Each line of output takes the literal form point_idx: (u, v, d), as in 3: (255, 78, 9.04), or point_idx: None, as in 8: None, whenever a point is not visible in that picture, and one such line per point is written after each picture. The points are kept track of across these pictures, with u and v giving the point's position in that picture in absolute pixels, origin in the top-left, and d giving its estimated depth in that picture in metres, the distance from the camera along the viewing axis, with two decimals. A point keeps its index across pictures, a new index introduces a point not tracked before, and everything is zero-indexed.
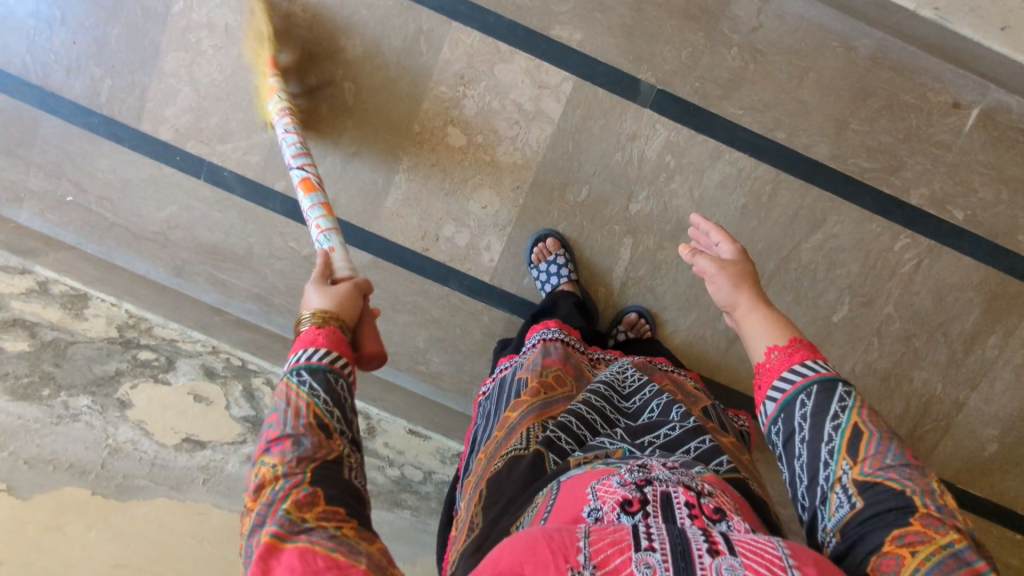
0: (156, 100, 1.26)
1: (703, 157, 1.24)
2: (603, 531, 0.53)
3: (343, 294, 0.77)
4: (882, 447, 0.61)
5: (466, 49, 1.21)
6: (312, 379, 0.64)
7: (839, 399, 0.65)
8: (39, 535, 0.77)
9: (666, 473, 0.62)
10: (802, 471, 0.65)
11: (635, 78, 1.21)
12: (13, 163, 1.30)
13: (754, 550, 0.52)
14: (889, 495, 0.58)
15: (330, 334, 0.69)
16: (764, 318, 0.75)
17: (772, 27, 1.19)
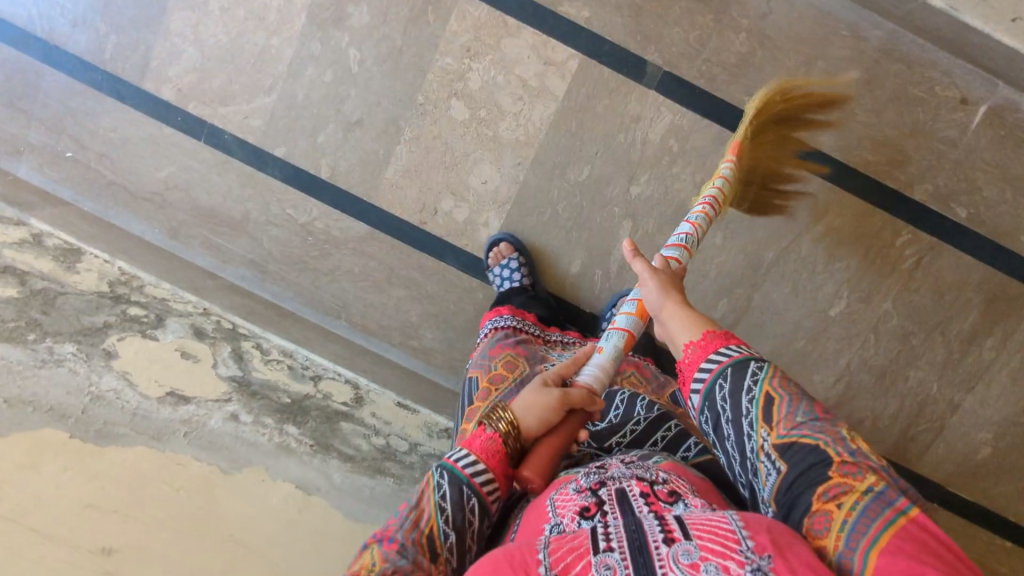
0: (160, 59, 1.26)
1: (706, 142, 1.23)
2: (563, 542, 0.59)
3: (539, 404, 0.72)
4: (792, 407, 0.63)
5: (474, 22, 1.21)
6: (449, 489, 0.68)
7: (752, 373, 0.65)
8: (15, 471, 0.80)
9: (621, 471, 0.68)
10: (734, 451, 0.65)
11: (641, 58, 1.20)
12: (14, 116, 1.30)
13: (709, 528, 0.56)
14: (807, 452, 0.60)
15: (488, 440, 0.70)
16: (683, 315, 0.75)
17: (782, 13, 1.18)
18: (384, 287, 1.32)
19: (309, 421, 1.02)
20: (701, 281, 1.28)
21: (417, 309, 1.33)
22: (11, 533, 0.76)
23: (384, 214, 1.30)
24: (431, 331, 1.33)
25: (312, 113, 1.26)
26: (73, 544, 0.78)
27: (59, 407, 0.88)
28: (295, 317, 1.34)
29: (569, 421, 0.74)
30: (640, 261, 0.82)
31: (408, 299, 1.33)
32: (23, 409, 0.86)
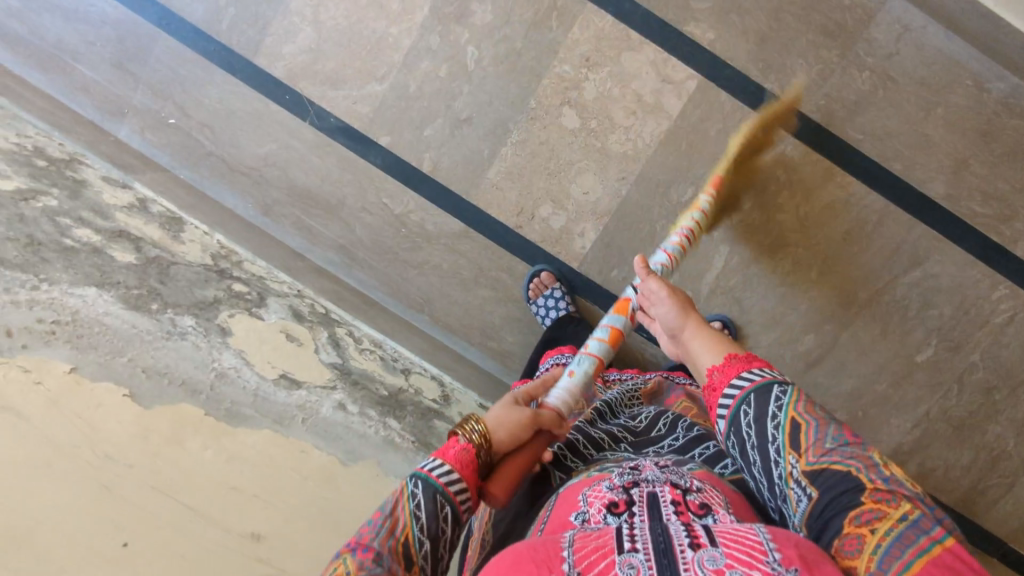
0: (275, 36, 1.25)
1: (815, 176, 1.22)
2: (587, 539, 0.56)
3: (514, 420, 0.72)
4: (821, 433, 0.62)
5: (597, 32, 1.20)
6: (424, 494, 0.64)
7: (775, 399, 0.64)
8: (162, 445, 0.76)
9: (655, 474, 0.66)
10: (761, 476, 0.64)
11: (761, 87, 1.19)
12: (122, 77, 1.30)
13: (735, 538, 0.54)
14: (841, 478, 0.58)
15: (461, 450, 0.67)
16: (708, 336, 0.77)
17: (909, 55, 1.16)
18: (471, 286, 1.32)
19: (407, 418, 1.02)
20: (790, 313, 1.28)
21: (500, 311, 1.32)
22: (168, 510, 0.73)
23: (481, 214, 1.29)
24: (512, 334, 1.33)
25: (422, 105, 1.25)
26: (225, 527, 0.75)
27: (188, 381, 0.84)
28: (378, 307, 1.33)
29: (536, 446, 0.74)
30: (655, 279, 0.86)
31: (493, 301, 1.32)
32: (160, 382, 0.81)
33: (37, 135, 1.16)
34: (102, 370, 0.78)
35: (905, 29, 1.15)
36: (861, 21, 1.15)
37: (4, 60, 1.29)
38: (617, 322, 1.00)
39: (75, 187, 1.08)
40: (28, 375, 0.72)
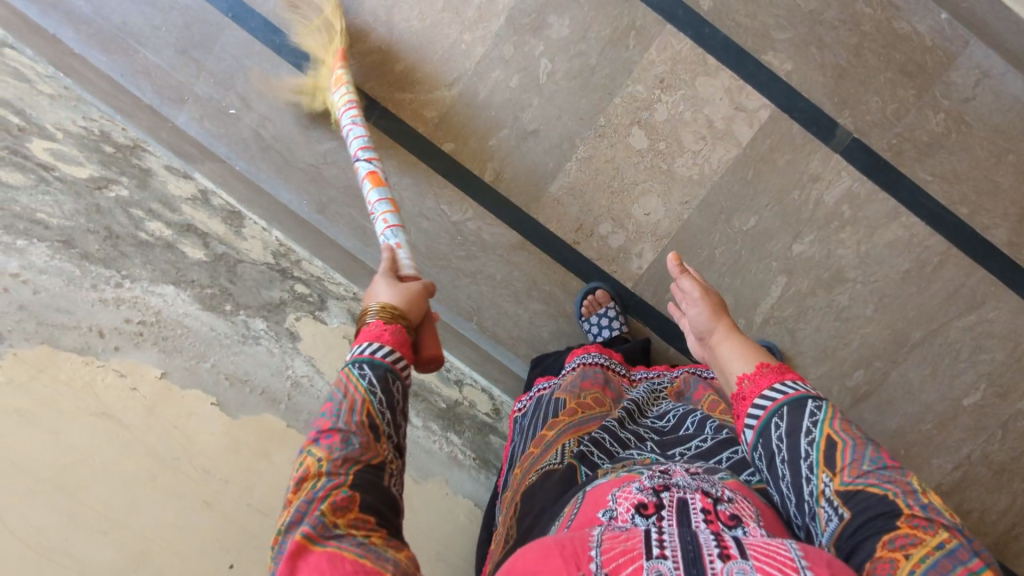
0: (347, 34, 1.24)
1: (879, 214, 1.22)
2: (615, 539, 0.52)
3: (414, 291, 0.71)
4: (857, 453, 0.58)
5: (674, 54, 1.19)
6: (373, 375, 0.60)
7: (810, 414, 0.61)
8: (252, 458, 0.75)
9: (686, 480, 0.61)
10: (789, 492, 0.61)
11: (833, 121, 1.19)
12: (186, 64, 1.28)
13: (766, 552, 0.49)
14: (876, 501, 0.54)
15: (392, 332, 0.64)
16: (736, 344, 0.74)
17: (985, 101, 1.15)
18: (523, 299, 1.30)
19: (466, 432, 1.03)
20: (843, 348, 1.27)
21: (550, 327, 1.30)
22: (267, 527, 0.71)
23: (539, 227, 1.28)
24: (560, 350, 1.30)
25: (490, 115, 1.24)
26: None
27: (267, 390, 0.83)
28: None
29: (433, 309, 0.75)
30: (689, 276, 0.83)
31: (543, 315, 1.30)
32: (242, 390, 0.81)
33: (100, 119, 1.14)
34: (188, 376, 0.77)
35: (985, 74, 1.14)
36: (940, 63, 1.15)
37: (66, 38, 1.27)
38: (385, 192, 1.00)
39: (141, 176, 1.06)
40: (124, 379, 0.72)
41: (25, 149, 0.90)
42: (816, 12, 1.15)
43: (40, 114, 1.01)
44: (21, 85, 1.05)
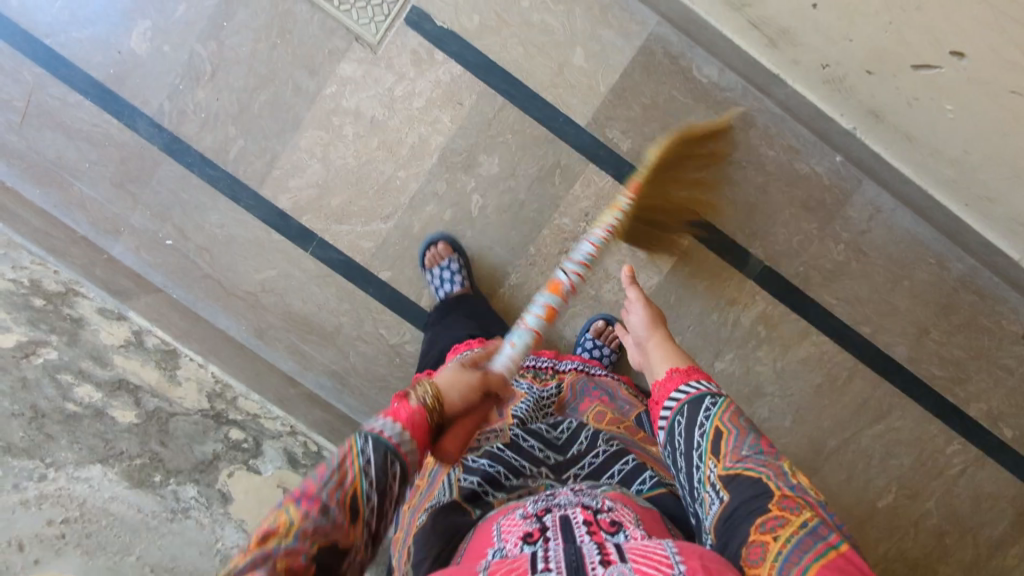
0: (283, 170, 1.27)
1: (792, 333, 1.30)
2: (502, 564, 0.59)
3: (467, 383, 0.67)
4: (738, 442, 0.72)
5: (597, 191, 1.26)
6: (374, 453, 0.58)
7: (706, 409, 0.75)
8: None
9: (567, 500, 0.70)
10: (686, 482, 0.75)
11: (746, 251, 1.27)
12: (122, 197, 1.29)
13: (644, 553, 0.57)
14: (749, 484, 0.68)
15: (415, 413, 0.61)
16: (665, 347, 0.91)
17: (880, 233, 1.26)
18: None
19: None
20: None
21: None
22: None
23: None
24: None
25: None
26: None
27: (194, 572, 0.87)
28: None
29: (485, 407, 0.70)
30: (636, 291, 1.01)
31: None
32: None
33: (32, 265, 1.14)
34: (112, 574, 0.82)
35: (877, 210, 1.25)
36: (837, 201, 1.25)
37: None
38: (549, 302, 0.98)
39: (72, 329, 1.07)
40: None
41: None
42: (725, 154, 1.24)
43: None
44: None
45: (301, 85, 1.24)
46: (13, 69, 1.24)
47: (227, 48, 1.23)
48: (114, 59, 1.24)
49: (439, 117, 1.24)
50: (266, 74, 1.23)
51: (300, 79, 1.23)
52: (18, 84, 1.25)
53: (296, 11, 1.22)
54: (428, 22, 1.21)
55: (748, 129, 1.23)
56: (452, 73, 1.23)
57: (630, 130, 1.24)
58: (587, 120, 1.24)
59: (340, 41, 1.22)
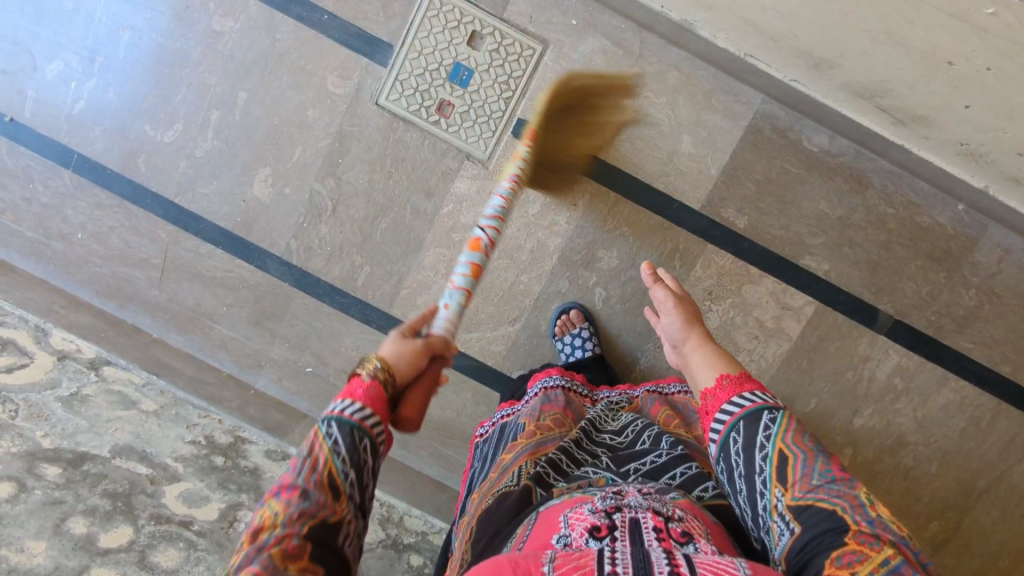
0: (411, 288, 1.31)
1: (930, 382, 1.29)
2: (567, 559, 0.53)
3: (410, 352, 0.71)
4: (807, 467, 0.64)
5: (718, 268, 1.27)
6: (340, 433, 0.61)
7: (764, 428, 0.67)
8: None
9: (638, 500, 0.65)
10: (746, 506, 0.67)
11: (875, 308, 1.27)
12: (260, 333, 1.35)
13: (715, 570, 0.52)
14: (823, 517, 0.60)
15: (369, 389, 0.64)
16: (709, 358, 0.78)
17: (1011, 273, 1.25)
18: None
19: None
20: (914, 503, 1.32)
21: None
22: None
23: None
24: None
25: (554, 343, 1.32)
26: None
27: None
28: None
29: (437, 370, 0.74)
30: (664, 289, 0.88)
31: None
32: None
33: (200, 419, 1.20)
34: None
35: (1006, 251, 1.24)
36: (964, 248, 1.24)
37: (146, 324, 1.36)
38: (475, 257, 0.96)
39: (254, 482, 1.11)
40: None
41: (165, 509, 0.96)
42: (843, 217, 1.24)
43: (158, 448, 1.07)
44: (131, 415, 1.11)
45: (420, 207, 1.28)
46: (147, 229, 1.32)
47: (346, 182, 1.27)
48: (240, 207, 1.30)
49: (556, 219, 1.27)
50: (384, 202, 1.28)
51: (417, 202, 1.27)
52: (154, 243, 1.32)
53: (407, 138, 1.25)
54: None
55: (865, 190, 1.23)
56: (564, 177, 1.25)
57: (745, 207, 1.25)
58: (701, 203, 1.25)
59: (452, 161, 1.26)
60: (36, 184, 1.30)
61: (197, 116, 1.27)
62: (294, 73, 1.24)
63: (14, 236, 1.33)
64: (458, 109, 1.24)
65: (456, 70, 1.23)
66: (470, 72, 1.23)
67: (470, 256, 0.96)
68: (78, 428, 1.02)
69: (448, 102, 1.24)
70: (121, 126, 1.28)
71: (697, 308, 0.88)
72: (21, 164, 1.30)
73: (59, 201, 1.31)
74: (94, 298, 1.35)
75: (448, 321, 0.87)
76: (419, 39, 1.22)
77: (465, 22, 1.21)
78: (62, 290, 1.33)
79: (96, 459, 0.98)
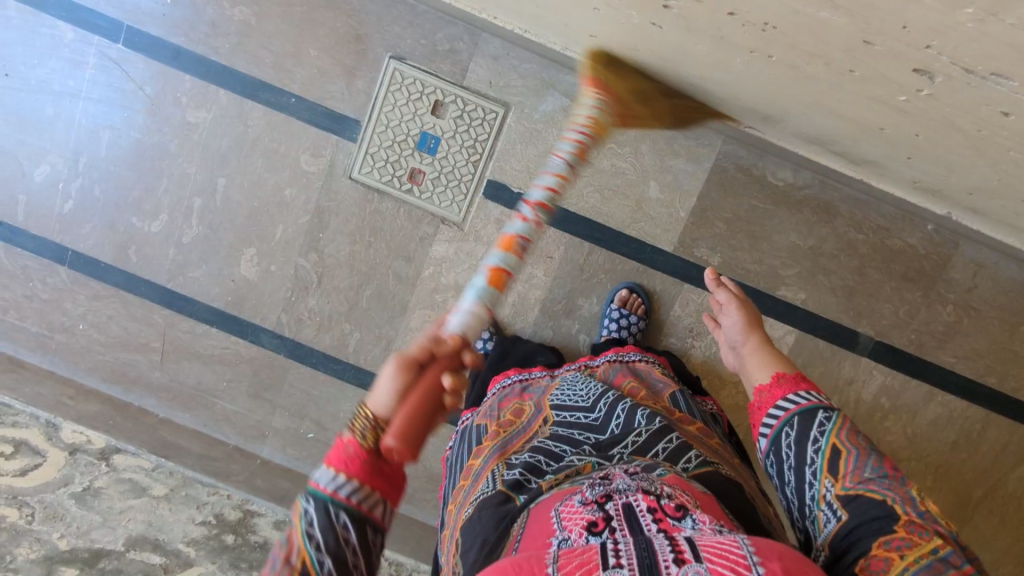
0: (400, 350, 1.35)
1: (917, 398, 1.31)
2: (571, 555, 0.54)
3: (388, 383, 0.58)
4: (860, 462, 0.67)
5: (697, 306, 1.30)
6: (313, 508, 0.56)
7: (820, 423, 0.70)
8: None
9: (626, 484, 0.66)
10: (794, 497, 0.70)
11: (855, 331, 1.29)
12: (261, 405, 1.40)
13: (719, 552, 0.53)
14: (872, 505, 0.63)
15: (347, 448, 0.57)
16: (768, 351, 0.84)
17: (987, 287, 1.27)
18: None
19: None
20: None
21: None
22: None
23: None
24: None
25: None
26: None
27: None
28: None
29: (433, 381, 0.57)
30: (725, 292, 0.95)
31: None
32: None
33: (210, 497, 1.23)
34: None
35: (980, 266, 1.26)
36: (938, 266, 1.26)
37: (151, 405, 1.41)
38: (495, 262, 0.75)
39: (264, 557, 1.15)
40: None
41: None
42: (815, 246, 1.26)
43: (171, 534, 1.12)
44: (143, 502, 1.15)
45: (401, 273, 1.31)
46: (144, 314, 1.37)
47: (327, 256, 1.32)
48: (230, 287, 1.35)
49: (533, 272, 1.30)
50: (366, 271, 1.32)
51: (398, 267, 1.31)
52: (152, 327, 1.37)
53: (383, 209, 1.29)
54: (506, 191, 1.27)
55: (833, 219, 1.25)
56: None
57: (717, 245, 1.27)
58: (674, 245, 1.28)
59: (428, 226, 1.29)
60: (35, 282, 1.36)
61: (181, 205, 1.32)
62: (269, 155, 1.29)
63: (19, 331, 1.38)
64: (429, 176, 1.27)
65: (422, 139, 1.26)
66: (437, 139, 1.26)
67: (492, 260, 0.76)
68: (92, 524, 1.08)
69: (419, 170, 1.27)
70: (110, 219, 1.33)
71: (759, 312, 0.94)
72: (19, 264, 1.35)
73: (59, 296, 1.37)
74: (101, 384, 1.40)
75: (471, 316, 0.68)
76: (384, 113, 1.25)
77: (428, 93, 1.25)
78: (69, 379, 1.39)
79: (112, 554, 1.06)
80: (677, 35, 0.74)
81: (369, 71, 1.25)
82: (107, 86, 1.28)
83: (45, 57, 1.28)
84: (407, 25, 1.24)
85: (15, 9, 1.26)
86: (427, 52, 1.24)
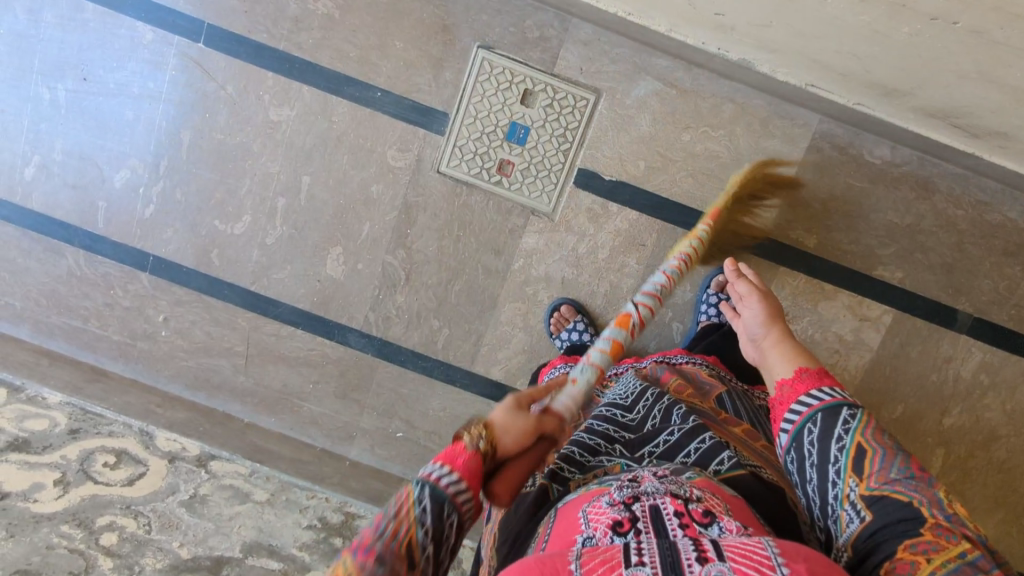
0: (490, 345, 1.33)
1: (1017, 373, 1.29)
2: (594, 553, 0.51)
3: (521, 429, 0.60)
4: (885, 462, 0.64)
5: (793, 288, 1.27)
6: (431, 497, 0.52)
7: (843, 422, 0.68)
8: None
9: (654, 485, 0.61)
10: (815, 495, 0.67)
11: (953, 308, 1.27)
12: (348, 406, 1.37)
13: (743, 552, 0.50)
14: (897, 507, 0.60)
15: (472, 460, 0.54)
16: (790, 347, 0.82)
17: None
18: None
19: None
20: (1013, 494, 1.32)
21: None
22: None
23: None
24: None
25: None
26: None
27: None
28: None
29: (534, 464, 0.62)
30: (747, 285, 0.94)
31: None
32: None
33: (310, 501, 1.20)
34: None
35: None
36: None
37: (235, 410, 1.38)
38: None
39: None
40: None
41: None
42: (913, 224, 1.25)
43: (282, 539, 1.10)
44: (249, 508, 1.13)
45: (492, 267, 1.29)
46: (228, 318, 1.34)
47: (416, 251, 1.29)
48: (316, 287, 1.32)
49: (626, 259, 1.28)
50: (456, 265, 1.30)
51: (488, 261, 1.29)
52: (236, 331, 1.35)
53: (472, 203, 1.27)
54: (597, 179, 1.26)
55: (931, 196, 1.24)
56: (629, 219, 1.27)
57: (813, 227, 1.25)
58: (768, 228, 1.26)
59: (518, 218, 1.28)
60: (116, 289, 1.33)
61: (263, 206, 1.30)
62: (354, 152, 1.27)
63: (101, 340, 1.36)
64: (519, 166, 1.26)
65: (512, 129, 1.25)
66: (527, 129, 1.24)
67: None
68: (207, 531, 1.06)
69: (508, 161, 1.25)
70: (191, 224, 1.31)
71: (781, 306, 0.92)
72: (99, 272, 1.33)
73: (140, 303, 1.34)
74: (184, 391, 1.38)
75: None
76: (473, 105, 1.24)
77: (516, 82, 1.23)
78: (153, 388, 1.36)
79: (232, 561, 1.03)
80: (841, 5, 0.77)
81: (457, 61, 1.23)
82: (187, 86, 1.26)
83: (125, 60, 1.25)
84: (496, 13, 1.22)
85: (93, 11, 1.24)
86: (516, 40, 1.23)
